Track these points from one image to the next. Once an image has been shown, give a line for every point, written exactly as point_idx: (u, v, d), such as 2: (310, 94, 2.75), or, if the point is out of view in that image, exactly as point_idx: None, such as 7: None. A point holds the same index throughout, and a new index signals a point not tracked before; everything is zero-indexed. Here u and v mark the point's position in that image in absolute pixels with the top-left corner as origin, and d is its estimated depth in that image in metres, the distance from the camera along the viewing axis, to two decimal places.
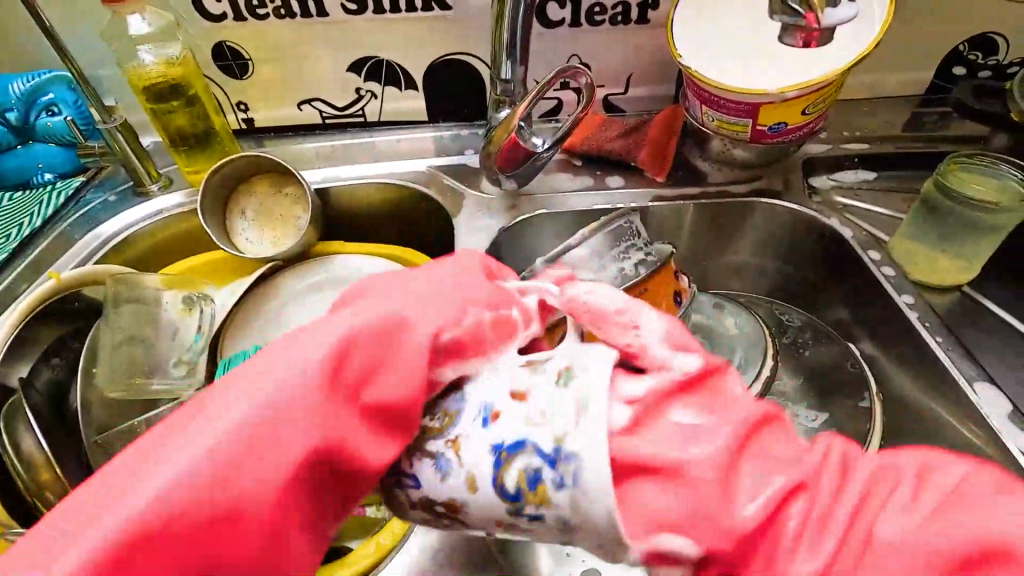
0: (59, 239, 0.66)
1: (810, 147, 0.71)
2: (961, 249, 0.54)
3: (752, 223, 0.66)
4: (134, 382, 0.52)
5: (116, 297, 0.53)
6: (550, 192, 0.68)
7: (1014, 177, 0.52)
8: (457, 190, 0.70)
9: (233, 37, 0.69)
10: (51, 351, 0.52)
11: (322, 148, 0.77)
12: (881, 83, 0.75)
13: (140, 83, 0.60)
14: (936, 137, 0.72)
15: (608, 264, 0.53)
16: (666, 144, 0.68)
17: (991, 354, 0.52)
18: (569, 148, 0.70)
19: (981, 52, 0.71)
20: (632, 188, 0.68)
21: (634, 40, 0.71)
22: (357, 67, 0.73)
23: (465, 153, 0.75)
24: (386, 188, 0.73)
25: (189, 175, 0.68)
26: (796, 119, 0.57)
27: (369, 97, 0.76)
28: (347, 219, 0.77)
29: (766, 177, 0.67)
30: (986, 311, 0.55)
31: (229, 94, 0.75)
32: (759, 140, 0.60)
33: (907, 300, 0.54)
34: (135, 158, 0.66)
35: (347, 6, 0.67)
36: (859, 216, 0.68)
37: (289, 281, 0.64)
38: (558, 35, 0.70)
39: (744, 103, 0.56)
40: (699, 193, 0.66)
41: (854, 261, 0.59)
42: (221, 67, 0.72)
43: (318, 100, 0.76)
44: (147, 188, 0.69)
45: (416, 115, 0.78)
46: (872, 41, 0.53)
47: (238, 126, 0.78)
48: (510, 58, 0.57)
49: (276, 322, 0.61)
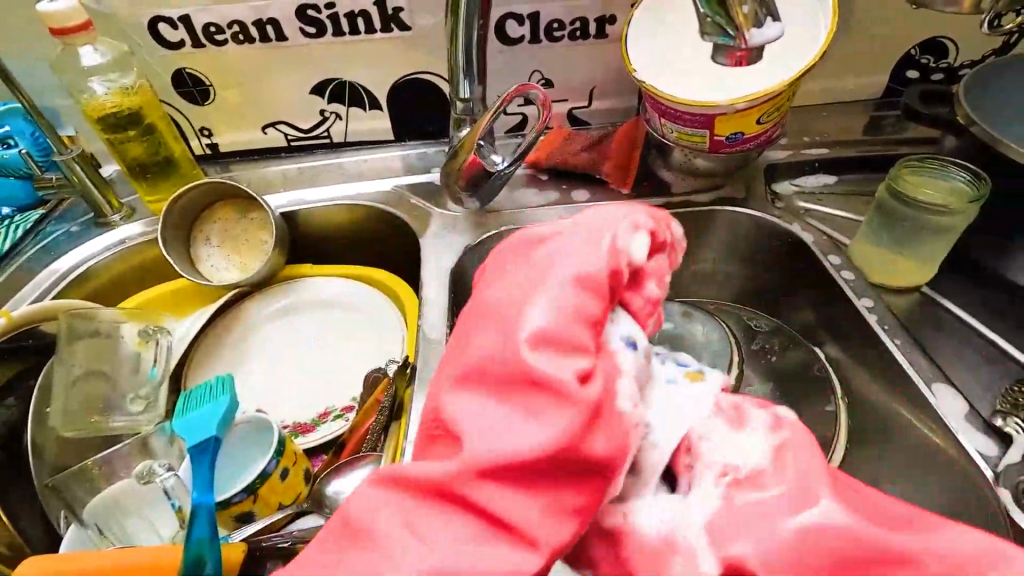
0: (17, 274, 0.64)
1: (770, 153, 0.72)
2: (916, 251, 0.54)
3: (717, 230, 0.67)
4: (90, 421, 0.51)
5: (71, 331, 0.52)
6: (517, 208, 0.68)
7: (962, 179, 0.53)
8: (423, 208, 0.70)
9: (192, 64, 0.69)
10: (4, 391, 0.51)
11: (288, 171, 0.77)
12: (837, 89, 0.76)
13: (95, 114, 0.59)
14: (892, 139, 0.74)
15: None
16: (629, 156, 0.69)
17: (950, 354, 0.53)
18: (535, 163, 0.71)
19: (931, 56, 0.73)
20: (598, 201, 0.68)
21: (594, 55, 0.72)
22: (319, 89, 0.73)
23: (432, 172, 0.75)
24: (353, 209, 0.73)
25: (151, 204, 0.67)
26: (752, 128, 0.58)
27: (334, 118, 0.76)
28: (315, 241, 0.76)
29: (729, 185, 0.68)
30: (945, 311, 0.55)
31: (191, 120, 0.74)
32: (717, 149, 0.60)
33: (866, 304, 0.55)
34: (94, 188, 0.65)
35: (306, 30, 0.67)
36: (821, 220, 0.69)
37: (255, 305, 0.64)
38: (519, 51, 0.71)
39: (699, 115, 0.57)
40: (663, 204, 0.67)
41: (816, 266, 0.59)
42: (182, 93, 0.71)
43: (282, 123, 0.76)
44: (108, 217, 0.68)
45: (382, 135, 0.78)
46: (820, 50, 0.54)
47: (202, 151, 0.78)
48: (467, 77, 0.58)
49: (241, 350, 0.62)
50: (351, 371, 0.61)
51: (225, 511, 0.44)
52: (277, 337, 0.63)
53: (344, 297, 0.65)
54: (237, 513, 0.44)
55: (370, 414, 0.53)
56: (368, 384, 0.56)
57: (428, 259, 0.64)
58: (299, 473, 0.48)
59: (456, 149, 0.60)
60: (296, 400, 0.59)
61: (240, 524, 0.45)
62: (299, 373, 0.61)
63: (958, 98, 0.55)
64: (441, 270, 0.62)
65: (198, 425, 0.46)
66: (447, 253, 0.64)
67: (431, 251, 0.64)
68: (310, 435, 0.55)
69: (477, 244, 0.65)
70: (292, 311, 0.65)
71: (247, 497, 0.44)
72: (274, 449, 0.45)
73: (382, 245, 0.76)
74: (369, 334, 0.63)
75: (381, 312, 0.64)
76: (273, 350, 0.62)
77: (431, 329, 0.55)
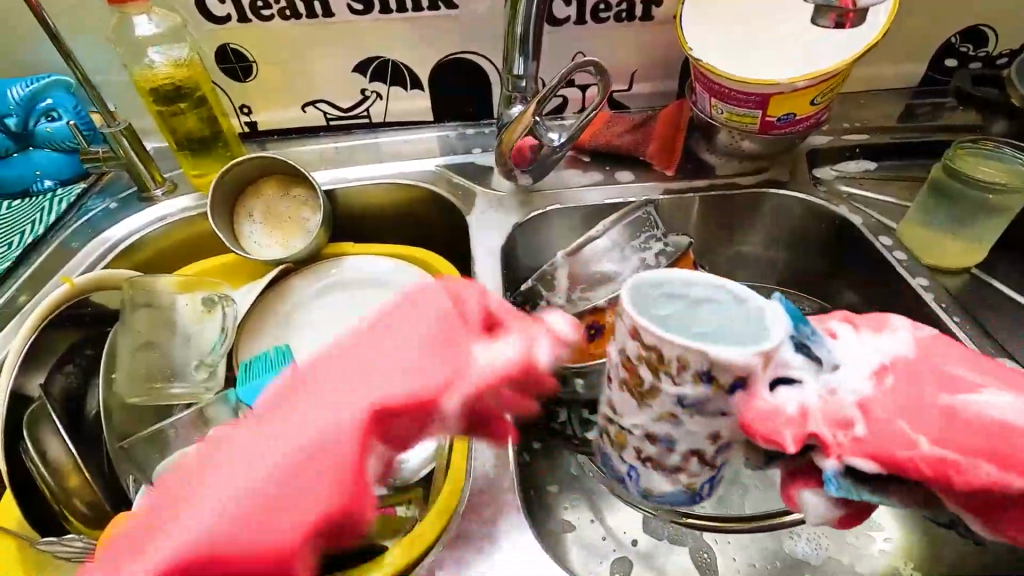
0: (60, 248, 0.64)
1: (811, 138, 0.73)
2: (971, 231, 0.55)
3: (761, 213, 0.67)
4: (154, 387, 0.51)
5: (133, 301, 0.54)
6: (562, 188, 0.68)
7: (1018, 161, 0.53)
8: (466, 187, 0.70)
9: (236, 39, 0.69)
10: (63, 358, 0.51)
11: (328, 150, 0.77)
12: (876, 75, 0.77)
13: (147, 84, 0.59)
14: (932, 126, 0.74)
15: (630, 256, 0.53)
16: (674, 139, 0.69)
17: (1005, 332, 0.53)
18: (578, 144, 0.71)
19: (972, 44, 0.74)
20: (641, 182, 0.69)
21: (638, 37, 0.72)
22: (362, 67, 0.73)
23: (472, 152, 0.75)
24: (394, 188, 0.73)
25: (195, 179, 0.67)
26: (805, 109, 0.58)
27: (375, 98, 0.76)
28: (354, 221, 0.76)
29: (772, 168, 0.68)
30: (997, 291, 0.56)
31: (232, 97, 0.74)
32: (767, 131, 0.61)
33: (922, 283, 0.55)
34: (139, 162, 0.66)
35: (353, 6, 0.67)
36: (863, 204, 0.69)
37: (302, 282, 0.65)
38: (563, 32, 0.71)
39: (754, 95, 0.57)
40: (708, 186, 0.67)
41: (865, 248, 0.60)
42: (225, 69, 0.71)
43: (322, 102, 0.76)
44: (150, 192, 0.68)
45: (421, 116, 0.78)
46: (882, 32, 0.54)
47: (241, 129, 0.77)
48: (523, 54, 0.58)
49: (288, 325, 0.62)
50: None
51: None
52: (324, 315, 0.64)
53: (390, 275, 0.66)
54: None
55: None
56: None
57: (476, 238, 0.63)
58: None
59: (508, 125, 0.60)
60: None
61: None
62: None
63: (1010, 79, 0.56)
64: (490, 249, 0.62)
65: (263, 393, 0.46)
66: (495, 231, 0.64)
67: (478, 229, 0.64)
68: None
69: (524, 223, 0.65)
70: (340, 287, 0.65)
71: None
72: None
73: (421, 226, 0.76)
74: None
75: (426, 289, 0.64)
76: (322, 327, 0.63)
77: None
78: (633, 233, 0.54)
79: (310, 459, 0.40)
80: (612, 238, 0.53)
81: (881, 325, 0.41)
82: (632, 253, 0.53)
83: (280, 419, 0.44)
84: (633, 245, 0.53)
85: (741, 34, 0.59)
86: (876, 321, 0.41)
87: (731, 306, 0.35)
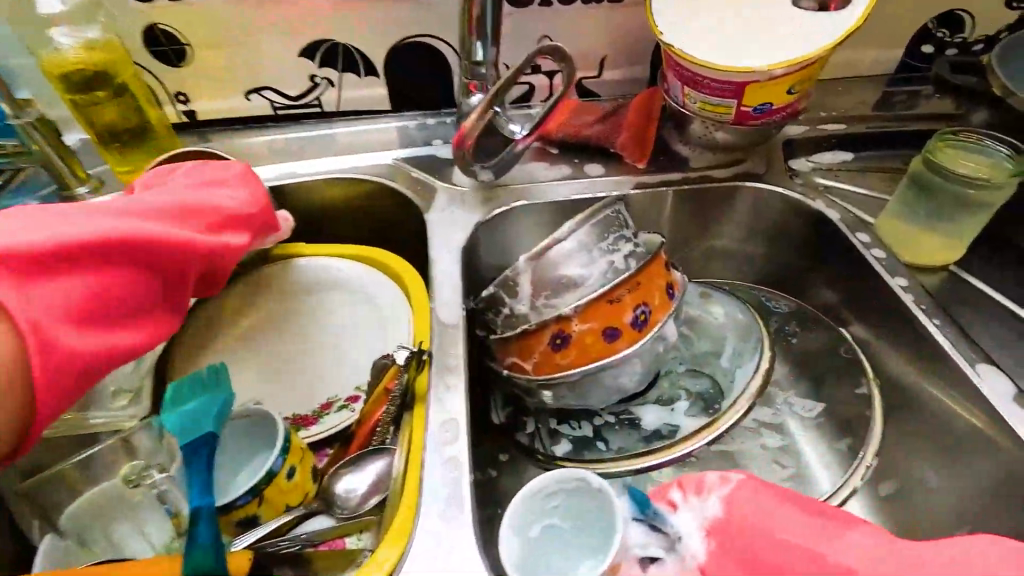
0: None
1: (789, 128, 0.70)
2: (951, 227, 0.52)
3: (737, 208, 0.64)
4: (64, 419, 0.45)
5: None
6: (529, 183, 0.63)
7: (1001, 154, 0.51)
8: (426, 182, 0.65)
9: (165, 19, 0.62)
10: None
11: (276, 142, 0.71)
12: (853, 62, 0.74)
13: (56, 71, 0.53)
14: (909, 116, 0.72)
15: (598, 258, 0.49)
16: (646, 129, 0.65)
17: (983, 332, 0.51)
18: (545, 135, 0.67)
19: (949, 30, 0.71)
20: (612, 176, 0.65)
21: (607, 20, 0.67)
22: (310, 51, 0.66)
23: (433, 144, 0.70)
24: (348, 183, 0.68)
25: (123, 175, 0.61)
26: (781, 99, 0.55)
27: (326, 85, 0.70)
28: (307, 219, 0.70)
29: (748, 160, 0.65)
30: (977, 289, 0.54)
31: (165, 83, 0.67)
32: (742, 122, 0.57)
33: (902, 283, 0.52)
34: (57, 157, 0.59)
35: None
36: (840, 197, 0.66)
37: (248, 286, 0.59)
38: (528, 14, 0.66)
39: (728, 83, 0.53)
40: (682, 179, 0.64)
41: (843, 244, 0.57)
42: (155, 53, 0.64)
43: (268, 89, 0.69)
44: (73, 190, 0.61)
45: (377, 104, 0.72)
46: (858, 20, 0.52)
47: (177, 119, 0.71)
48: (481, 38, 0.53)
49: (234, 337, 0.57)
50: (353, 357, 0.56)
51: (226, 517, 0.39)
52: (274, 323, 0.59)
53: (344, 278, 0.60)
54: (239, 518, 0.39)
55: (382, 402, 0.49)
56: (376, 369, 0.51)
57: (435, 238, 0.59)
58: (307, 470, 0.43)
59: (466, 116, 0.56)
60: (295, 389, 0.55)
61: (240, 531, 0.40)
62: (298, 361, 0.56)
63: None
64: (450, 250, 0.57)
65: (192, 423, 0.40)
66: (456, 231, 0.59)
67: (438, 227, 0.60)
68: (313, 428, 0.51)
69: (487, 221, 0.61)
70: (289, 292, 0.60)
71: (252, 499, 0.40)
72: (280, 445, 0.41)
73: (380, 224, 0.71)
74: (372, 318, 0.58)
75: (383, 294, 0.59)
76: (269, 337, 0.58)
77: (446, 314, 0.52)
78: (600, 235, 0.49)
79: (97, 247, 0.40)
80: (576, 241, 0.49)
81: (697, 491, 0.43)
82: (602, 253, 0.49)
83: (77, 213, 0.42)
84: (602, 248, 0.49)
85: (717, 19, 0.55)
86: (695, 482, 0.43)
87: (574, 492, 0.43)
